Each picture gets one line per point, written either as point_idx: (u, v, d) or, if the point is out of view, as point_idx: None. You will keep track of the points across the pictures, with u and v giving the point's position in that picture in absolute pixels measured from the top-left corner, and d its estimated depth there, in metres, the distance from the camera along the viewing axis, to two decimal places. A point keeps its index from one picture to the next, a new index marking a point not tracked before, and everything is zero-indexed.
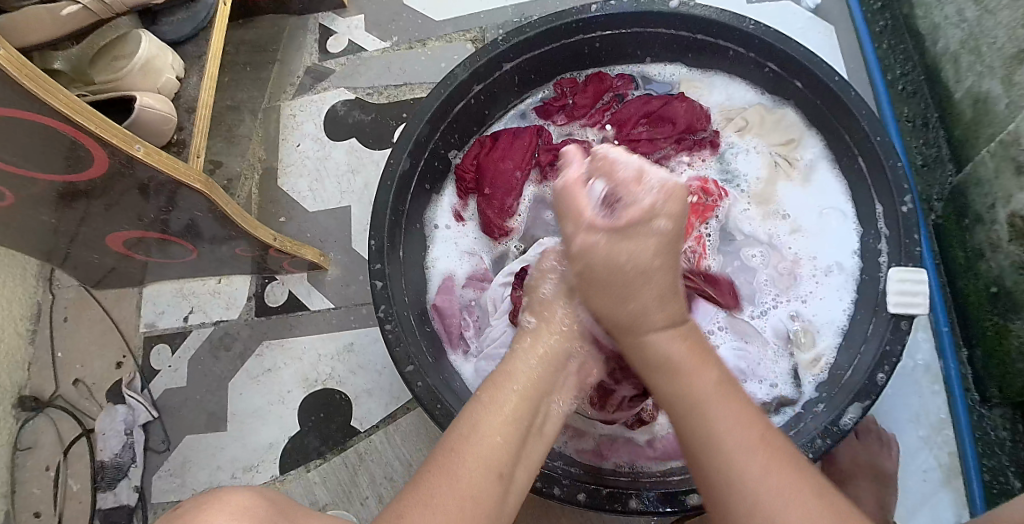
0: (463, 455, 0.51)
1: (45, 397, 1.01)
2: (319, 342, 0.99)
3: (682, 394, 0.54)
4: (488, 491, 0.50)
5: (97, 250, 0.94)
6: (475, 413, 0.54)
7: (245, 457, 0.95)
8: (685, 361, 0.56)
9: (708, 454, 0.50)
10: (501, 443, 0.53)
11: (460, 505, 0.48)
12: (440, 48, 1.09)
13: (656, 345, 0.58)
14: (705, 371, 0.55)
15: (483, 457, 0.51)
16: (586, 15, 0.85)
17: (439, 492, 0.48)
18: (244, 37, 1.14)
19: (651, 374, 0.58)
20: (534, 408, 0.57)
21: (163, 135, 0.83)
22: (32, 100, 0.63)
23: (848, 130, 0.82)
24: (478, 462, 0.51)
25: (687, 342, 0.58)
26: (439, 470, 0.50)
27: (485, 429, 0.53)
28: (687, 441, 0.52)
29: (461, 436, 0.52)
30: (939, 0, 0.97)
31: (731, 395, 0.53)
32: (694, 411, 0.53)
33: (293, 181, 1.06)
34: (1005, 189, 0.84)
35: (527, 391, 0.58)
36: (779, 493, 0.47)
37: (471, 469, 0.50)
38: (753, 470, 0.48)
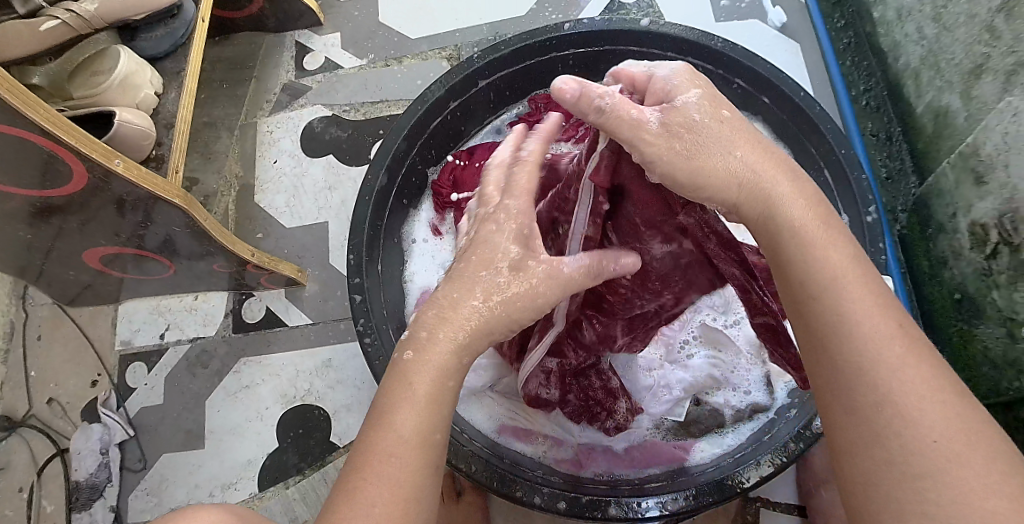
0: (383, 464, 0.48)
1: (17, 417, 0.99)
2: (296, 358, 0.99)
3: (818, 269, 0.48)
4: (423, 491, 0.48)
5: (72, 266, 0.94)
6: (396, 405, 0.50)
7: (223, 475, 0.95)
8: (813, 231, 0.50)
9: (844, 345, 0.46)
10: (428, 438, 0.49)
11: (390, 514, 0.46)
12: (416, 66, 1.11)
13: (789, 213, 0.51)
14: (834, 247, 0.50)
15: (414, 457, 0.48)
16: (559, 33, 0.87)
17: (377, 500, 0.46)
18: (221, 55, 1.15)
19: (773, 244, 0.51)
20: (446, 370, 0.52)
21: (141, 151, 0.83)
22: (12, 114, 0.64)
23: (815, 143, 0.84)
24: (412, 463, 0.48)
25: (820, 218, 0.51)
26: (373, 476, 0.47)
27: (398, 425, 0.49)
28: (817, 324, 0.48)
29: (393, 436, 0.49)
30: (899, 18, 1.01)
31: (867, 279, 0.48)
32: (831, 290, 0.47)
33: (270, 197, 1.06)
34: (966, 199, 0.87)
35: (443, 359, 0.52)
36: (921, 397, 0.43)
37: (395, 476, 0.47)
38: (896, 362, 0.44)
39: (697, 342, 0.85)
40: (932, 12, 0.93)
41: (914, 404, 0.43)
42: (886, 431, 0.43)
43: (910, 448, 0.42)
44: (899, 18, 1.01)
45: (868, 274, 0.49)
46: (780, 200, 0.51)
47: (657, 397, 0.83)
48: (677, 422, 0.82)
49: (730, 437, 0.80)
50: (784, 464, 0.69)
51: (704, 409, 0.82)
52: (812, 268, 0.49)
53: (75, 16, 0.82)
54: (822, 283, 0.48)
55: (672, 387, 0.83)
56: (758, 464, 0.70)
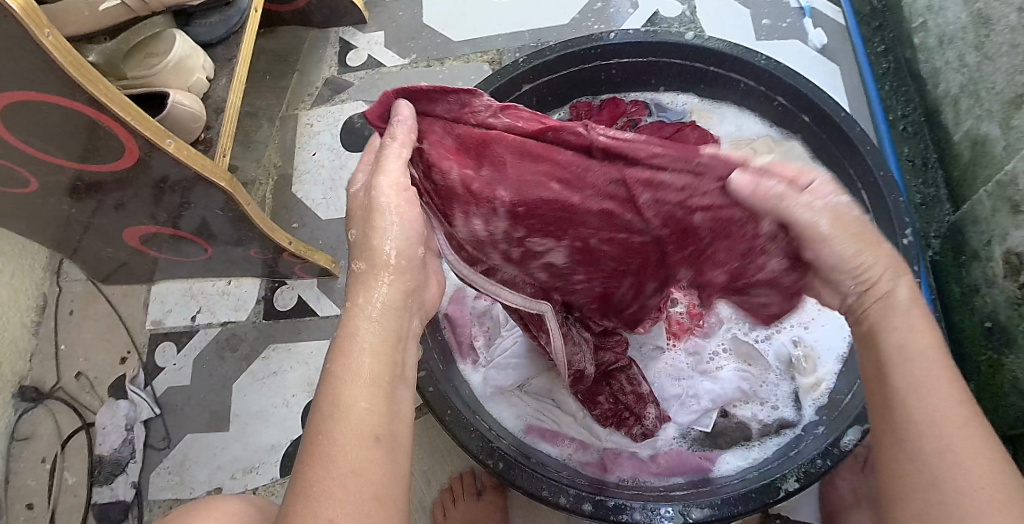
0: (333, 436, 0.46)
1: (46, 389, 1.01)
2: (325, 348, 1.00)
3: (897, 337, 0.51)
4: (367, 467, 0.46)
5: (111, 243, 0.95)
6: (332, 385, 0.49)
7: (245, 459, 0.96)
8: (903, 303, 0.53)
9: (909, 408, 0.48)
10: (357, 413, 0.47)
11: (345, 485, 0.45)
12: (458, 68, 1.13)
13: (896, 279, 0.55)
14: (929, 332, 0.51)
15: (348, 431, 0.46)
16: (605, 42, 0.88)
17: (320, 481, 0.45)
18: (265, 47, 1.18)
19: (871, 323, 0.53)
20: (387, 352, 0.51)
21: (191, 132, 0.86)
22: (72, 86, 0.66)
23: (853, 164, 0.85)
24: (351, 436, 0.46)
25: (921, 301, 0.53)
26: (313, 457, 0.46)
27: (348, 400, 0.48)
28: (891, 374, 0.50)
29: (326, 412, 0.47)
30: (940, 45, 1.01)
31: (945, 358, 0.50)
32: (906, 362, 0.49)
33: (307, 188, 1.08)
34: (1001, 227, 0.87)
35: (378, 335, 0.52)
36: (966, 463, 0.45)
37: (344, 449, 0.46)
38: (953, 434, 0.46)
39: (727, 355, 0.86)
40: (974, 40, 0.94)
41: (963, 465, 0.45)
42: (939, 486, 0.45)
43: (958, 507, 0.44)
44: (941, 45, 1.01)
45: (945, 351, 0.50)
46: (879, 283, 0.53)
47: (684, 405, 0.83)
48: (703, 432, 0.82)
49: (756, 451, 0.80)
50: (809, 479, 0.69)
51: (731, 421, 0.82)
52: (892, 338, 0.51)
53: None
54: (906, 352, 0.50)
55: (700, 397, 0.83)
56: (785, 478, 0.70)
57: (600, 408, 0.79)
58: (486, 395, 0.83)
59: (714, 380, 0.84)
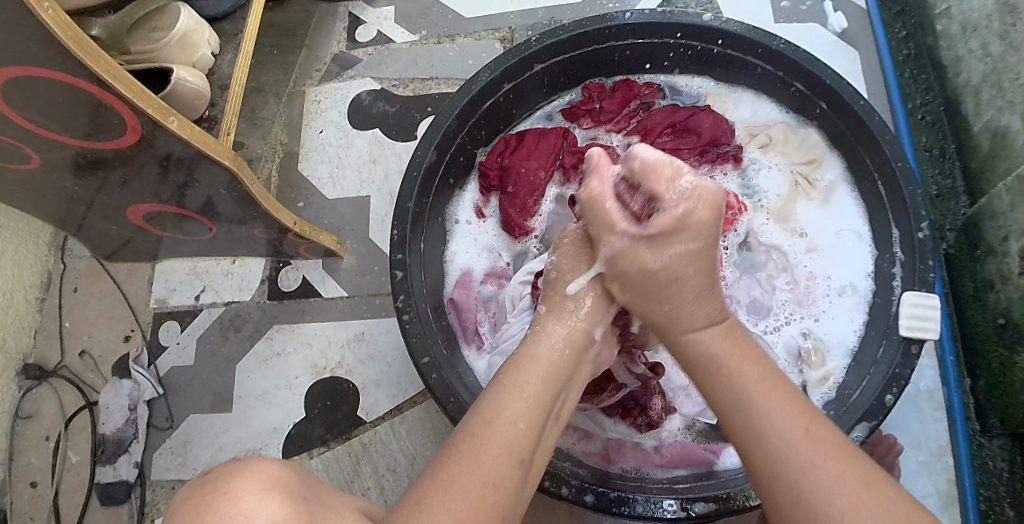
0: (485, 438, 0.48)
1: (50, 366, 1.01)
2: (329, 330, 0.99)
3: (733, 386, 0.52)
4: (509, 481, 0.47)
5: (115, 221, 0.95)
6: (494, 397, 0.51)
7: (248, 440, 0.95)
8: (725, 352, 0.55)
9: (755, 431, 0.49)
10: (524, 429, 0.50)
11: (478, 490, 0.46)
12: (468, 46, 1.10)
13: (695, 343, 0.56)
14: (755, 363, 0.53)
15: (508, 442, 0.49)
16: (620, 22, 0.85)
17: (462, 478, 0.46)
18: (274, 20, 1.15)
19: (708, 379, 0.54)
20: (555, 389, 0.54)
21: (196, 109, 0.84)
22: (73, 62, 0.65)
23: (870, 154, 0.83)
24: (501, 444, 0.48)
25: (729, 336, 0.56)
26: (461, 456, 0.47)
27: (505, 411, 0.50)
28: (734, 430, 0.51)
29: (482, 419, 0.50)
30: (964, 32, 0.98)
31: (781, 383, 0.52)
32: (743, 404, 0.51)
33: (313, 167, 1.06)
34: (1019, 223, 0.85)
35: (553, 367, 0.55)
36: (836, 488, 0.45)
37: (494, 455, 0.48)
38: (805, 461, 0.46)
39: None
40: (1000, 27, 0.91)
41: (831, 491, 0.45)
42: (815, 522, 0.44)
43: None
44: (964, 32, 0.98)
45: (780, 378, 0.52)
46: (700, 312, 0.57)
47: (690, 397, 0.82)
48: (709, 425, 0.81)
49: None
50: None
51: None
52: (722, 394, 0.52)
53: None
54: (735, 394, 0.52)
55: None
56: None
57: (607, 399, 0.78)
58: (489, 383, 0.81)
59: None
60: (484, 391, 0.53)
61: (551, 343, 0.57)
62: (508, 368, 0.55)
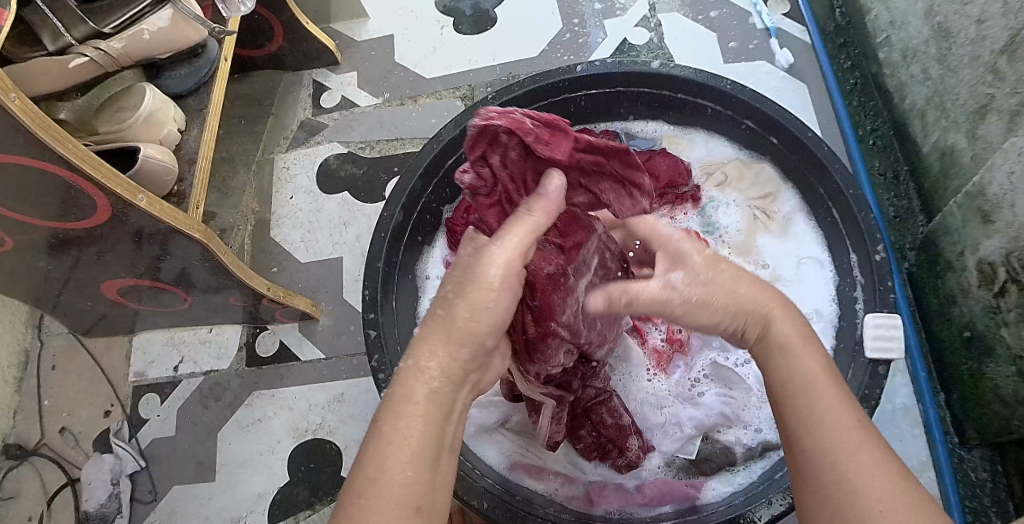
0: (372, 500, 0.46)
1: (30, 445, 1.00)
2: (309, 392, 0.99)
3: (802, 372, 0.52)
4: None
5: (90, 297, 0.95)
6: (379, 448, 0.49)
7: (233, 508, 0.95)
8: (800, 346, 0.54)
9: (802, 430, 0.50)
10: (412, 477, 0.48)
11: None
12: (431, 105, 1.14)
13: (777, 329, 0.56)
14: (812, 354, 0.54)
15: (399, 496, 0.47)
16: (572, 75, 0.90)
17: None
18: (240, 92, 1.18)
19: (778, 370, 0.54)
20: (443, 423, 0.52)
21: (164, 186, 0.86)
22: (42, 147, 0.66)
23: (822, 184, 0.86)
24: (392, 502, 0.47)
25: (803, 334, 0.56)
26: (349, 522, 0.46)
27: (385, 464, 0.48)
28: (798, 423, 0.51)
29: (369, 478, 0.47)
30: (904, 60, 1.03)
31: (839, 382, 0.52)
32: (803, 390, 0.52)
33: (286, 232, 1.08)
34: (973, 237, 0.88)
35: (436, 396, 0.53)
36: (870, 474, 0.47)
37: (382, 514, 0.46)
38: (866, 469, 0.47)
39: (708, 380, 0.86)
40: (936, 53, 0.95)
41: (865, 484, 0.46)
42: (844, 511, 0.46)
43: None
44: (904, 59, 1.03)
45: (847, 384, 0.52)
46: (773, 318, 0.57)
47: (668, 433, 0.83)
48: (688, 460, 0.82)
49: (742, 475, 0.80)
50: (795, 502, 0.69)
51: (714, 446, 0.83)
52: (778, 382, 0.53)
53: (102, 54, 0.84)
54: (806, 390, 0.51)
55: (684, 424, 0.83)
56: (770, 502, 0.69)
57: (582, 442, 0.80)
58: (468, 434, 0.83)
59: (696, 405, 0.85)
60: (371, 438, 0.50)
61: (430, 371, 0.53)
62: (384, 407, 0.52)
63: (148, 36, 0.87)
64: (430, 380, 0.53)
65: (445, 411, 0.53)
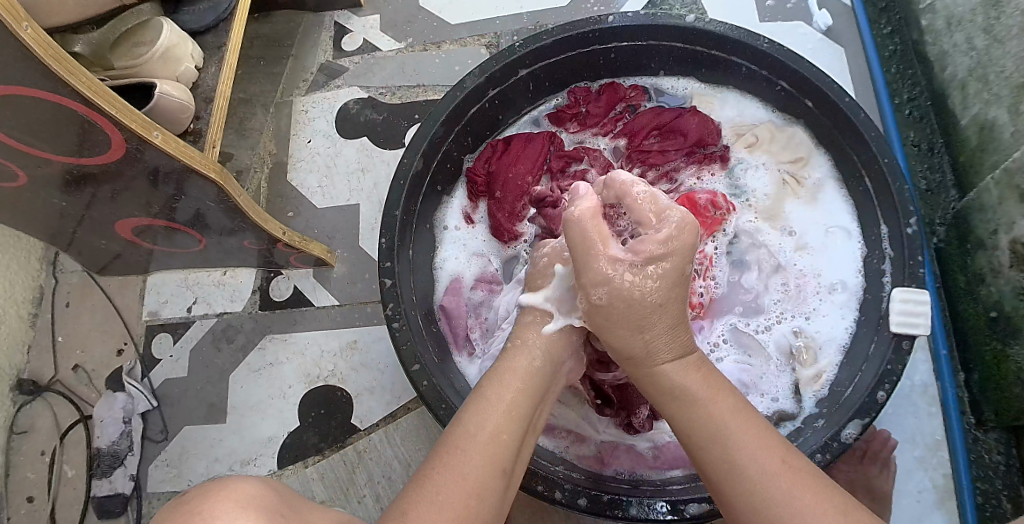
0: (468, 449, 0.51)
1: (44, 381, 1.01)
2: (321, 339, 0.99)
3: (691, 414, 0.55)
4: (492, 488, 0.50)
5: (105, 235, 0.94)
6: (478, 411, 0.54)
7: (242, 451, 0.95)
8: (689, 384, 0.57)
9: (715, 455, 0.52)
10: (506, 440, 0.53)
11: (463, 499, 0.48)
12: (454, 52, 1.10)
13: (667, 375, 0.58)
14: (722, 399, 0.55)
15: (490, 451, 0.51)
16: (603, 25, 0.86)
17: (448, 489, 0.48)
18: (259, 32, 1.15)
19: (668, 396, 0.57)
20: (534, 404, 0.57)
21: (180, 123, 0.84)
22: (55, 80, 0.65)
23: (857, 151, 0.83)
24: (486, 455, 0.51)
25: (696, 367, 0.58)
26: (442, 465, 0.50)
27: (486, 422, 0.53)
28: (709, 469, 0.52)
29: (464, 433, 0.52)
30: (949, 27, 0.98)
31: (741, 410, 0.54)
32: (710, 438, 0.53)
33: (303, 177, 1.06)
34: (1008, 215, 0.85)
35: (531, 376, 0.59)
36: (796, 496, 0.48)
37: (474, 465, 0.50)
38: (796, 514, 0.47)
39: (727, 345, 0.85)
40: (983, 22, 0.91)
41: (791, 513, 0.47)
42: None
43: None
44: (948, 27, 0.99)
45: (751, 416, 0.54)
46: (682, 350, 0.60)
47: None
48: None
49: None
50: None
51: None
52: (687, 423, 0.55)
53: None
54: (698, 429, 0.54)
55: None
56: None
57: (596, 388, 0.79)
58: None
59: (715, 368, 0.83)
60: (473, 405, 0.55)
61: (533, 355, 0.60)
62: (489, 375, 0.59)
63: None
64: (529, 363, 0.60)
65: (536, 390, 0.59)
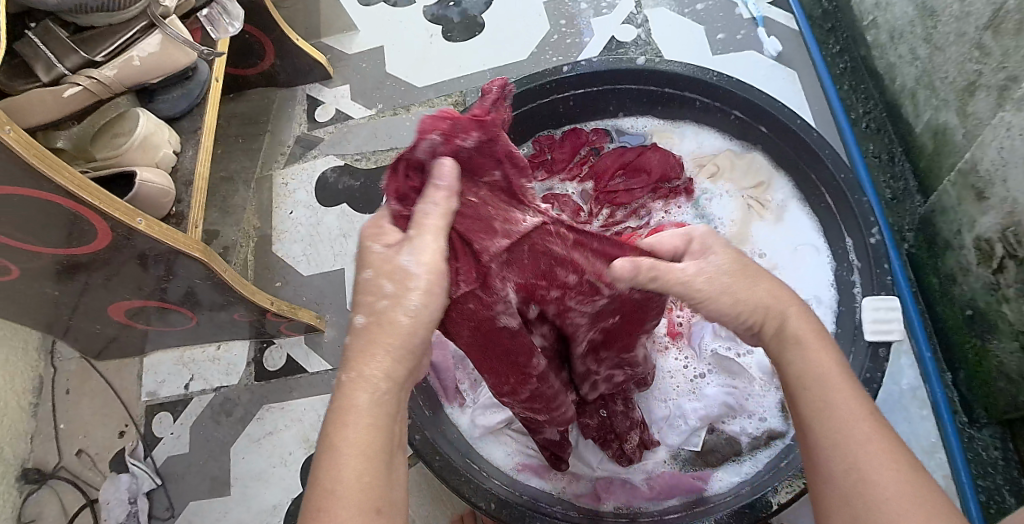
0: (332, 508, 0.45)
1: (48, 469, 1.01)
2: (317, 404, 1.01)
3: (812, 371, 0.53)
4: None
5: (99, 320, 0.97)
6: (338, 442, 0.48)
7: (248, 521, 0.96)
8: (813, 342, 0.55)
9: (815, 396, 0.52)
10: (370, 481, 0.47)
11: None
12: (423, 114, 1.15)
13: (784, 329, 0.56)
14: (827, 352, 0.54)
15: (357, 493, 0.46)
16: (560, 76, 0.90)
17: None
18: (235, 110, 1.20)
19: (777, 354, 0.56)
20: (390, 429, 0.51)
21: (161, 208, 0.87)
22: (39, 177, 0.68)
23: (816, 171, 0.86)
24: (353, 509, 0.46)
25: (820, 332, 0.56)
26: None
27: (340, 471, 0.47)
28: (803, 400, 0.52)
29: (322, 492, 0.46)
30: (892, 41, 1.03)
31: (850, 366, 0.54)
32: (810, 383, 0.52)
33: (287, 247, 1.09)
34: (968, 215, 0.88)
35: (374, 401, 0.51)
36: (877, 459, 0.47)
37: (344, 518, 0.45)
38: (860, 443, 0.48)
39: (712, 372, 0.86)
40: (923, 33, 0.95)
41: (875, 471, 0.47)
42: (853, 494, 0.47)
43: (872, 508, 0.45)
44: (892, 40, 1.03)
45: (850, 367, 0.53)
46: (787, 317, 0.57)
47: (674, 427, 0.84)
48: (693, 452, 0.83)
49: (748, 465, 0.81)
50: (802, 490, 0.69)
51: (720, 437, 0.84)
52: (806, 383, 0.53)
53: (95, 82, 0.85)
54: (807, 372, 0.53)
55: (688, 416, 0.84)
56: (776, 490, 0.70)
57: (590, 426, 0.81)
58: (475, 437, 0.85)
59: (699, 396, 0.85)
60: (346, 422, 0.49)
61: (374, 382, 0.52)
62: (329, 418, 0.50)
63: (139, 62, 0.88)
64: (371, 393, 0.51)
65: (390, 412, 0.52)
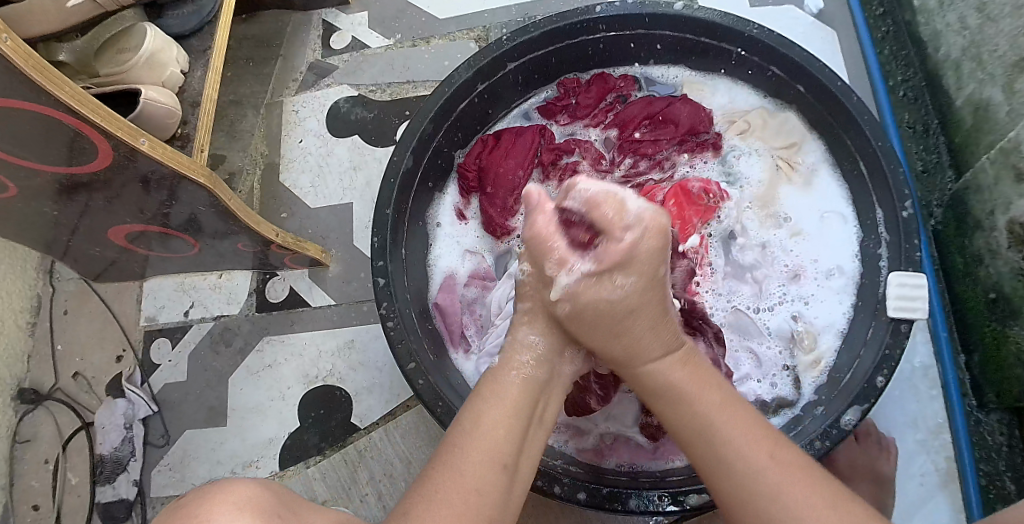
0: (465, 449, 0.53)
1: (45, 390, 1.00)
2: (317, 340, 0.99)
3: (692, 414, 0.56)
4: (494, 484, 0.52)
5: (99, 243, 0.94)
6: (476, 410, 0.56)
7: (244, 453, 0.96)
8: (696, 388, 0.57)
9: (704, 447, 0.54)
10: (502, 436, 0.54)
11: (462, 497, 0.50)
12: (443, 47, 1.10)
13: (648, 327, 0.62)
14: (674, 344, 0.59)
15: (486, 447, 0.53)
16: (590, 16, 0.85)
17: (445, 488, 0.50)
18: (248, 33, 1.15)
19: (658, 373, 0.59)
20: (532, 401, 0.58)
21: (167, 128, 0.84)
22: (38, 91, 0.64)
23: (850, 135, 0.82)
24: (481, 455, 0.52)
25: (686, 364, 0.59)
26: (442, 468, 0.52)
27: (486, 422, 0.55)
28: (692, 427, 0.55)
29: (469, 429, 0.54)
30: (941, 7, 0.97)
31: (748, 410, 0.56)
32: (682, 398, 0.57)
33: (295, 177, 1.06)
34: (1004, 196, 0.84)
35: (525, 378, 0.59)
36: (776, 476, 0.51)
37: (472, 462, 0.52)
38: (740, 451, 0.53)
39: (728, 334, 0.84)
40: (976, 0, 0.90)
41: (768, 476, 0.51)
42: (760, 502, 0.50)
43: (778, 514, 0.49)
44: (941, 6, 0.97)
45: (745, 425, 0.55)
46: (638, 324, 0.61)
47: None
48: None
49: None
50: None
51: None
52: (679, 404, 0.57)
53: None
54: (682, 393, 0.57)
55: None
56: None
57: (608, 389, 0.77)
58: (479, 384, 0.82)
59: None
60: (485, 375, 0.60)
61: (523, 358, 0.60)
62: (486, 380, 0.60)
63: None
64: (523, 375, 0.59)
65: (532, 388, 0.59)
